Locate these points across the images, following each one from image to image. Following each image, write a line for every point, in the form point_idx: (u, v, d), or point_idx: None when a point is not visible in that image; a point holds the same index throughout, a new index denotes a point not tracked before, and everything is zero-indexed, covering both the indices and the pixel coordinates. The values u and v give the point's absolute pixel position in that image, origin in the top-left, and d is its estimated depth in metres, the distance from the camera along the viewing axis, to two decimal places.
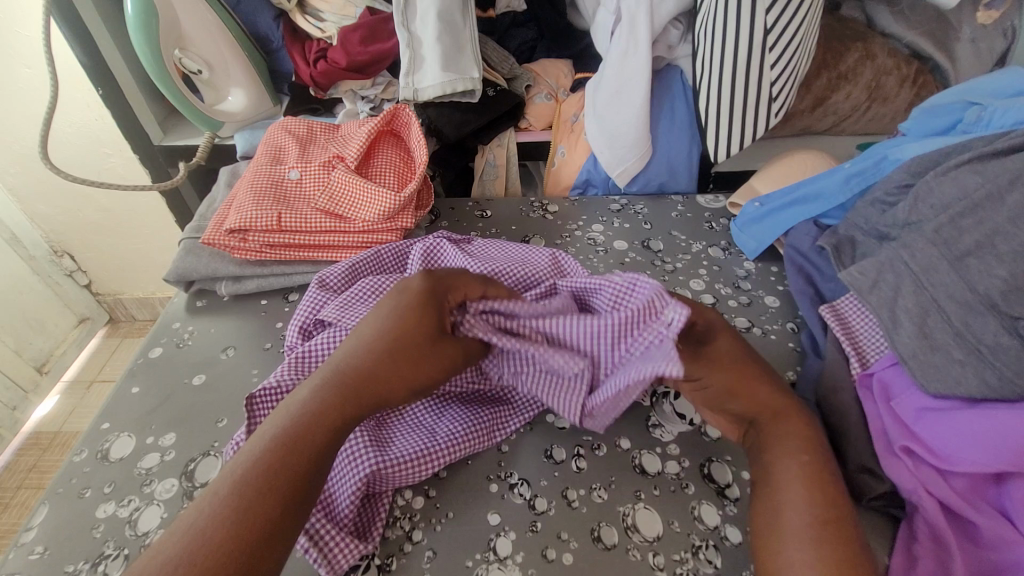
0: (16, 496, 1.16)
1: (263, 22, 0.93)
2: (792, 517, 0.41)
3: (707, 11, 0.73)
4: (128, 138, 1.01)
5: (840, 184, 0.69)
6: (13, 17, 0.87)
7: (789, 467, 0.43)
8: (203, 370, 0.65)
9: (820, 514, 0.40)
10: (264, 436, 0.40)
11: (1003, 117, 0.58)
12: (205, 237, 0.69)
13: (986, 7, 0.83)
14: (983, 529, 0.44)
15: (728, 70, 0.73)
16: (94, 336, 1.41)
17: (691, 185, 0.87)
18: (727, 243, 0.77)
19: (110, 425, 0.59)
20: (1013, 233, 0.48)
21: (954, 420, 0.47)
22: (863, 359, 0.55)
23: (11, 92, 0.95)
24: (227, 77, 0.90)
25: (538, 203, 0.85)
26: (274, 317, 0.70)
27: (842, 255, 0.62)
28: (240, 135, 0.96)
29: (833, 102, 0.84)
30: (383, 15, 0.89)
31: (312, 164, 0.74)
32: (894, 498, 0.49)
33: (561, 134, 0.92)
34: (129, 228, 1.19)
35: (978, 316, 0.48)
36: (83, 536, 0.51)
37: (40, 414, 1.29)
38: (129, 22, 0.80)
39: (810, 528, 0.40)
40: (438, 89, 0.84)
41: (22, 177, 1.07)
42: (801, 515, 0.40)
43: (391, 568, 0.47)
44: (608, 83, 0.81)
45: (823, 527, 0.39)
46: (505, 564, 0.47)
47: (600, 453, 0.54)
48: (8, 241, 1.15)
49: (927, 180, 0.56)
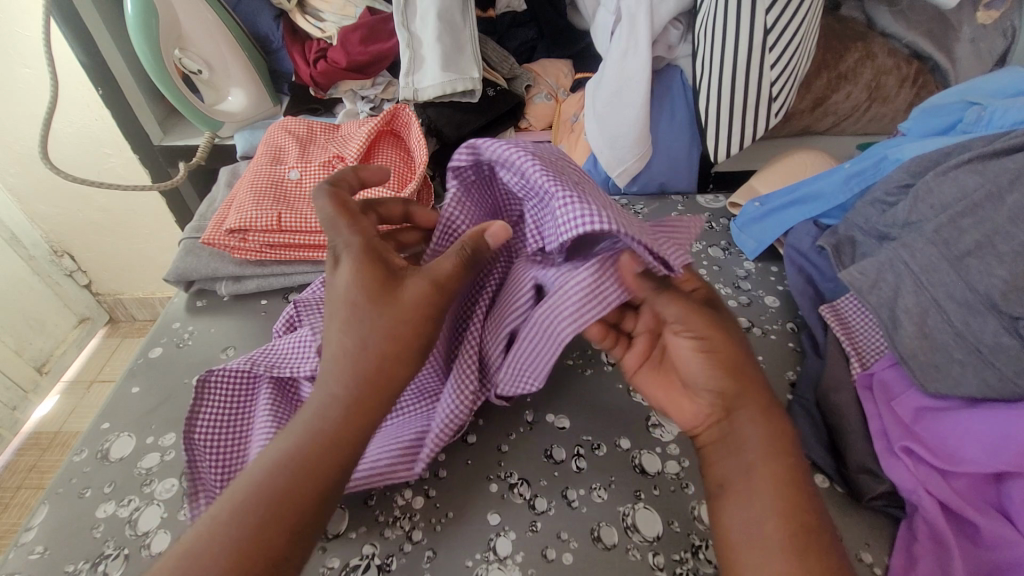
0: (16, 495, 1.16)
1: (263, 23, 0.93)
2: (745, 528, 0.41)
3: (707, 11, 0.73)
4: (128, 138, 1.01)
5: (840, 184, 0.69)
6: (13, 17, 0.87)
7: (746, 477, 0.42)
8: (203, 370, 0.65)
9: (765, 528, 0.40)
10: (285, 459, 0.38)
11: (1003, 117, 0.58)
12: (205, 237, 0.70)
13: (985, 8, 0.83)
14: (983, 529, 0.43)
15: (728, 70, 0.73)
16: (93, 336, 1.41)
17: (691, 185, 0.87)
18: (726, 243, 0.76)
19: (110, 425, 0.59)
20: (1013, 233, 0.48)
21: (955, 420, 0.48)
22: (863, 359, 0.56)
23: (11, 92, 0.95)
24: (227, 77, 0.90)
25: None
26: (273, 317, 0.70)
27: (843, 255, 0.62)
28: (240, 136, 0.96)
29: (833, 102, 0.84)
30: (384, 15, 0.89)
31: (313, 165, 0.75)
32: (895, 498, 0.49)
33: (561, 134, 0.92)
34: (129, 228, 1.19)
35: (978, 317, 0.48)
36: (83, 536, 0.51)
37: (40, 414, 1.29)
38: (129, 22, 0.80)
39: (761, 535, 0.40)
40: (438, 89, 0.84)
41: (23, 177, 1.07)
42: (753, 523, 0.40)
43: (390, 568, 0.47)
44: (608, 83, 0.81)
45: (790, 538, 0.39)
46: (505, 564, 0.47)
47: (600, 453, 0.54)
48: (9, 241, 1.15)
49: (927, 180, 0.56)
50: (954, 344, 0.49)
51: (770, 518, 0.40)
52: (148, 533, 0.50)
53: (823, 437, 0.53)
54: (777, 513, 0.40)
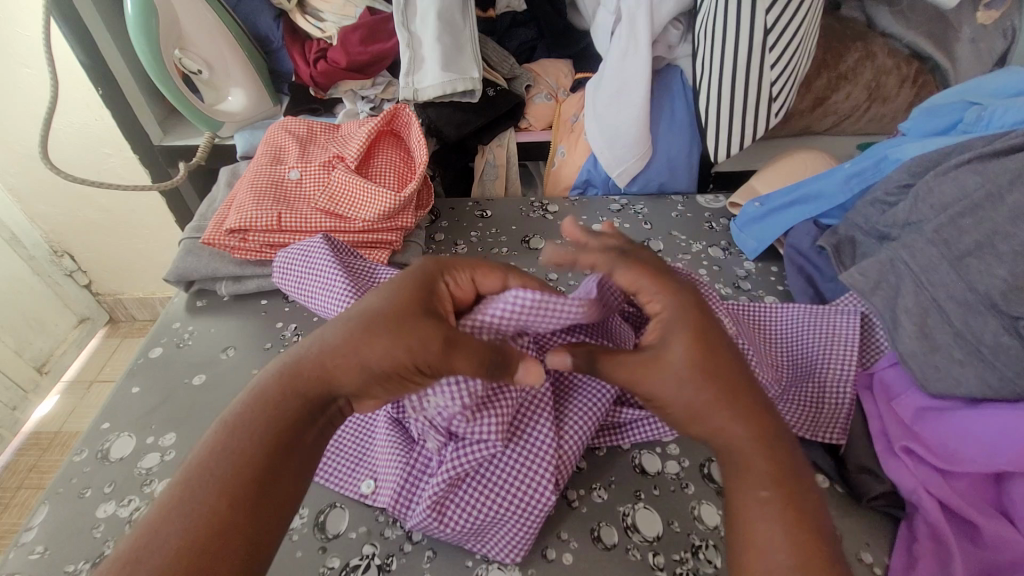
0: (16, 496, 1.16)
1: (263, 23, 0.93)
2: (770, 558, 0.34)
3: (707, 11, 0.73)
4: (128, 138, 1.01)
5: (840, 183, 0.69)
6: (13, 17, 0.87)
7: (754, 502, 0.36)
8: (203, 370, 0.65)
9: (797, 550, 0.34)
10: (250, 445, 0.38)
11: (1003, 118, 0.58)
12: (205, 237, 0.70)
13: (986, 7, 0.83)
14: (984, 531, 0.43)
15: (727, 70, 0.73)
16: (93, 336, 1.41)
17: (691, 186, 0.87)
18: (726, 243, 0.76)
19: (110, 425, 0.59)
20: (1013, 233, 0.48)
21: (955, 419, 0.48)
22: (866, 355, 0.56)
23: (10, 92, 0.95)
24: (227, 77, 0.90)
25: (538, 203, 0.85)
26: (274, 317, 0.70)
27: (843, 255, 0.62)
28: (240, 135, 0.96)
29: (833, 103, 0.84)
30: (383, 15, 0.89)
31: (312, 164, 0.74)
32: (894, 498, 0.49)
33: (561, 134, 0.92)
34: (128, 227, 1.19)
35: (978, 316, 0.48)
36: (83, 536, 0.51)
37: (40, 414, 1.29)
38: (128, 22, 0.79)
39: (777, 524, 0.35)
40: (438, 89, 0.84)
41: (22, 177, 1.07)
42: (783, 555, 0.34)
43: (390, 568, 0.47)
44: (607, 83, 0.81)
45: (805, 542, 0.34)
46: (505, 564, 0.47)
47: (600, 453, 0.54)
48: (8, 241, 1.15)
49: (927, 180, 0.56)
50: (954, 344, 0.49)
51: (796, 541, 0.34)
52: None
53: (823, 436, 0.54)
54: (794, 534, 0.34)
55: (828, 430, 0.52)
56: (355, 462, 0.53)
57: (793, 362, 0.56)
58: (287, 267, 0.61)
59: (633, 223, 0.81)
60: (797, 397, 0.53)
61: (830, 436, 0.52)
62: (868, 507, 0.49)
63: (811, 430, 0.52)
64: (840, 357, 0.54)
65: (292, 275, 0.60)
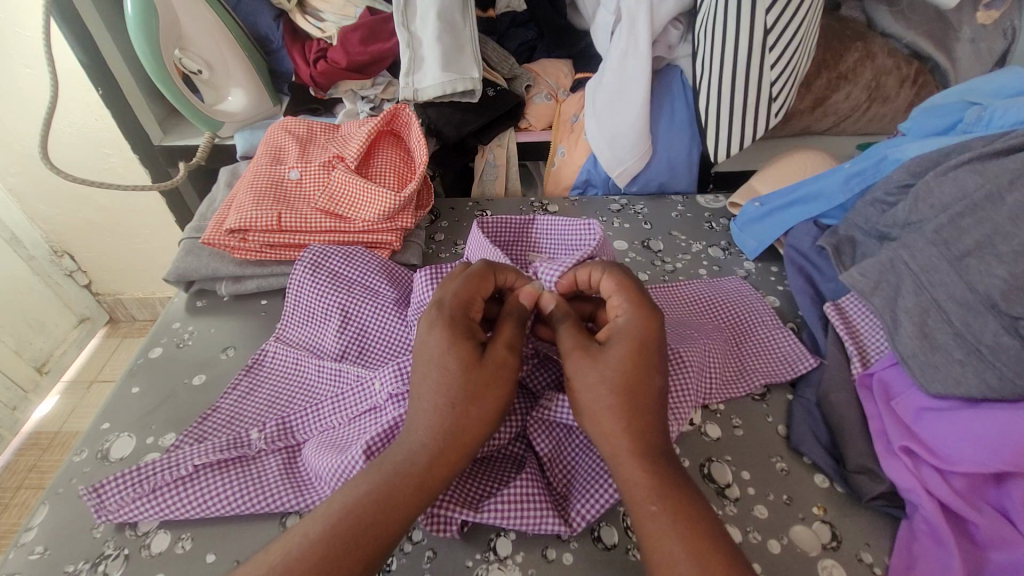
0: (16, 496, 1.15)
1: (263, 23, 0.93)
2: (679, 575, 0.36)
3: (707, 10, 0.73)
4: (128, 138, 1.01)
5: (840, 184, 0.69)
6: (13, 18, 0.87)
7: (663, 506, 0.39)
8: (203, 370, 0.65)
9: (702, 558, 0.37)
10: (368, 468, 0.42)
11: (1003, 117, 0.58)
12: (205, 237, 0.70)
13: (986, 7, 0.83)
14: (983, 529, 0.44)
15: (728, 70, 0.73)
16: (94, 336, 1.42)
17: (691, 186, 0.87)
18: (727, 243, 0.77)
19: (109, 425, 0.59)
20: (1013, 233, 0.47)
21: (955, 421, 0.48)
22: (863, 357, 0.56)
23: (10, 92, 0.95)
24: (227, 77, 0.90)
25: (538, 203, 0.85)
26: (273, 317, 0.70)
27: (843, 255, 0.62)
28: (240, 136, 0.97)
29: (833, 102, 0.84)
30: (383, 15, 0.89)
31: (312, 164, 0.74)
32: (894, 498, 0.49)
33: (561, 134, 0.92)
34: (128, 229, 1.19)
35: (978, 316, 0.48)
36: (83, 536, 0.51)
37: (40, 414, 1.28)
38: (128, 22, 0.80)
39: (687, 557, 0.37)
40: (438, 89, 0.84)
41: (23, 177, 1.07)
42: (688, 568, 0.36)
43: (390, 568, 0.47)
44: (608, 83, 0.81)
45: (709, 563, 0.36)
46: (505, 564, 0.47)
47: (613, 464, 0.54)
48: (8, 241, 1.15)
49: (927, 180, 0.56)
50: (954, 344, 0.49)
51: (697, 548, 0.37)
52: (149, 533, 0.50)
53: (822, 436, 0.54)
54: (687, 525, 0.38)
55: (801, 361, 0.59)
56: (328, 289, 0.63)
57: (751, 347, 0.61)
58: (323, 260, 0.65)
59: (633, 223, 0.81)
60: (756, 359, 0.60)
61: (735, 391, 0.57)
62: (868, 507, 0.50)
63: (790, 370, 0.59)
64: (776, 335, 0.62)
65: (308, 288, 0.63)
